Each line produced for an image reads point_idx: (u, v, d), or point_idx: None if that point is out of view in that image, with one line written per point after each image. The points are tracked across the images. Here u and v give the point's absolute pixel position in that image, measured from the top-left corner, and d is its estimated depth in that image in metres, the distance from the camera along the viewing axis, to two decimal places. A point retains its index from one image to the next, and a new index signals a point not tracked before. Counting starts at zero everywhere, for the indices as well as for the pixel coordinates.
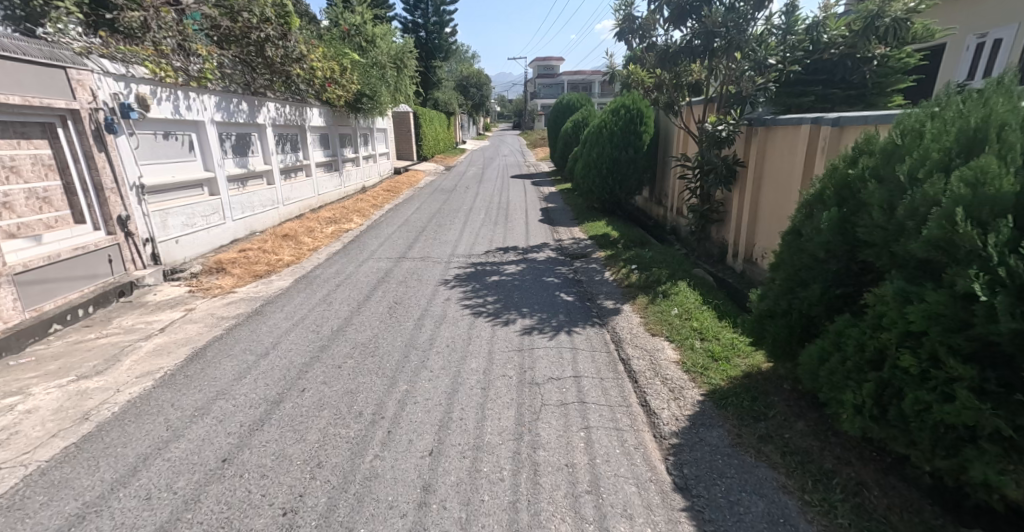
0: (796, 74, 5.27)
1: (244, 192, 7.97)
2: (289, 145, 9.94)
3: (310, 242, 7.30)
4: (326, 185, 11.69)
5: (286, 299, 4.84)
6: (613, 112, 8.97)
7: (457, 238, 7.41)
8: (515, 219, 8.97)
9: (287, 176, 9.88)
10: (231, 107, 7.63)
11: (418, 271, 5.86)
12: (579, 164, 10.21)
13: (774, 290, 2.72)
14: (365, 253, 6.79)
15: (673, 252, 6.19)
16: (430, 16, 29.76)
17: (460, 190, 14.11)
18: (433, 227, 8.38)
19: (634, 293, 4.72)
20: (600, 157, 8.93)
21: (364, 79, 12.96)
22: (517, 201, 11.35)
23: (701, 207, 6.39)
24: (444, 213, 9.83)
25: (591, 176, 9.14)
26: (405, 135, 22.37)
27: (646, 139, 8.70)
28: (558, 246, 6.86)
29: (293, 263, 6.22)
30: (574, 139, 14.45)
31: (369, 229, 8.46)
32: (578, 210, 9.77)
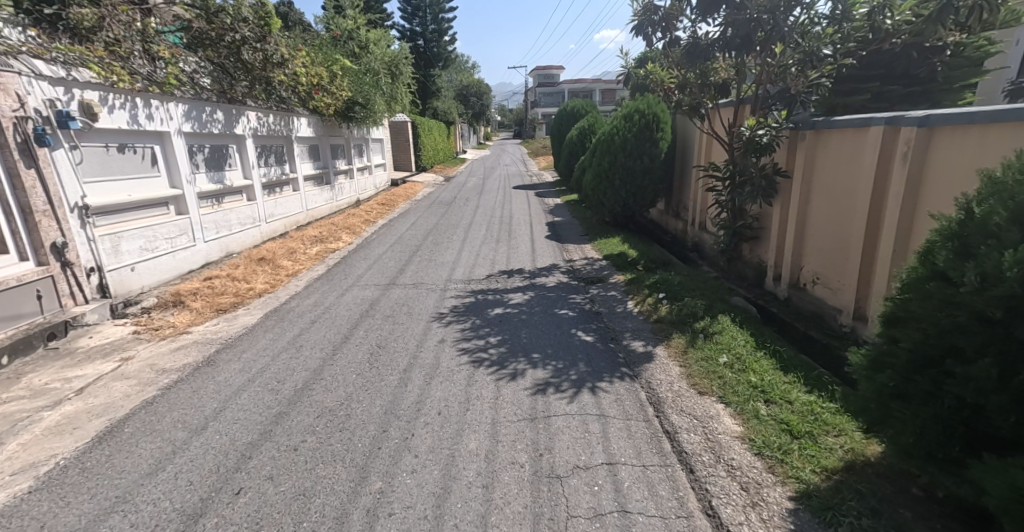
0: (850, 69, 4.53)
1: (217, 210, 7.19)
2: (273, 157, 9.20)
3: (290, 266, 6.50)
4: (314, 200, 10.92)
5: (248, 342, 4.04)
6: (625, 117, 8.20)
7: (454, 260, 6.63)
8: (518, 236, 8.18)
9: (270, 190, 9.13)
10: (204, 117, 6.88)
11: (409, 302, 5.07)
12: (588, 174, 9.44)
13: (906, 360, 2.02)
14: (352, 279, 6.00)
15: (703, 276, 5.39)
16: (428, 24, 29.14)
17: (459, 202, 13.34)
18: (428, 246, 7.60)
19: (666, 333, 3.92)
20: (611, 166, 8.17)
21: (356, 86, 12.22)
22: (521, 215, 10.58)
23: (734, 224, 5.60)
24: (442, 230, 9.06)
25: (603, 188, 8.38)
26: (402, 145, 21.65)
27: (663, 146, 7.94)
28: (569, 269, 6.06)
29: (266, 293, 5.42)
30: (581, 148, 13.69)
31: (359, 249, 7.69)
32: (587, 225, 9.00)
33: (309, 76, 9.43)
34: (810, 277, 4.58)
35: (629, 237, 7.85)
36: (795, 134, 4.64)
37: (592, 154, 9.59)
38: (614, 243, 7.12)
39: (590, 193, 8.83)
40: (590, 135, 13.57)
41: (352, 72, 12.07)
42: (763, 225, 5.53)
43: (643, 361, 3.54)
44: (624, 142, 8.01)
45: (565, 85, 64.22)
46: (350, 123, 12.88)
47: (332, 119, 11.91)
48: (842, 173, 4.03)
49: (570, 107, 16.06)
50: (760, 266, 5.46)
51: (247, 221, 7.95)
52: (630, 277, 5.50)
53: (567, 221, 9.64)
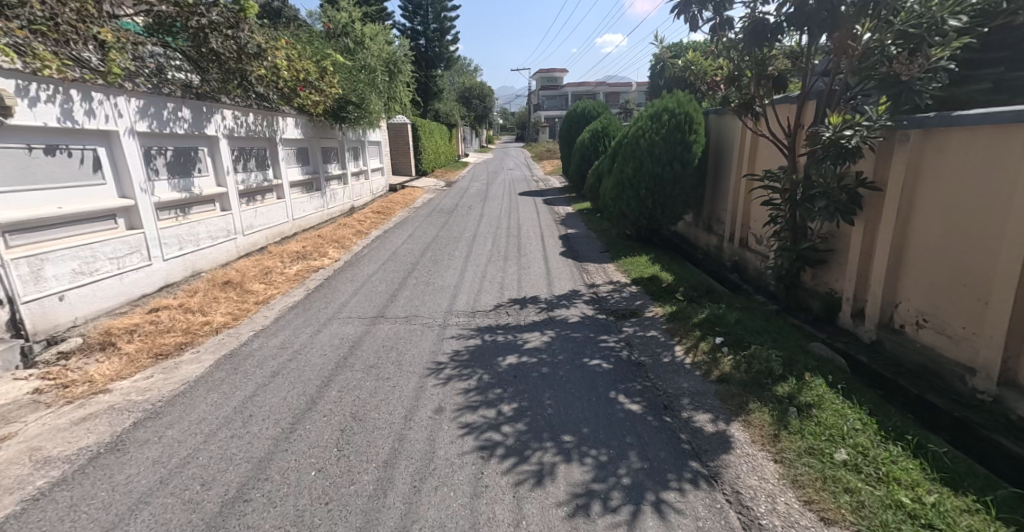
0: (965, 51, 3.59)
1: (182, 223, 6.22)
2: (253, 161, 8.31)
3: (259, 289, 5.53)
4: (300, 208, 9.99)
5: (183, 407, 3.03)
6: (651, 118, 7.28)
7: (454, 285, 5.65)
8: (528, 253, 7.21)
9: (249, 199, 8.21)
10: (165, 114, 5.96)
11: (400, 343, 4.09)
12: (605, 182, 8.50)
13: None
14: (332, 309, 5.04)
15: (763, 311, 4.40)
16: (429, 23, 28.22)
17: (461, 210, 12.39)
18: (426, 264, 6.65)
19: (740, 402, 2.91)
20: (636, 173, 7.22)
21: (349, 84, 11.28)
22: (528, 226, 9.62)
23: (797, 246, 4.61)
24: (441, 243, 8.10)
25: (625, 198, 7.43)
26: (401, 149, 20.71)
27: (697, 149, 7.00)
28: (594, 298, 5.08)
29: (224, 329, 4.42)
30: (593, 153, 12.79)
31: (345, 268, 6.74)
32: (603, 241, 8.02)
33: (293, 72, 8.50)
34: (911, 317, 3.57)
35: (657, 254, 6.87)
36: (890, 137, 3.68)
37: (609, 161, 8.66)
38: (642, 265, 6.13)
39: (609, 204, 7.88)
40: (604, 140, 12.69)
41: (345, 68, 11.14)
42: (831, 246, 4.54)
43: (719, 450, 2.53)
44: (652, 144, 7.06)
45: (568, 88, 63.35)
46: (343, 124, 11.95)
47: (322, 120, 11.05)
48: (978, 183, 3.08)
49: (580, 109, 15.16)
50: (831, 297, 4.47)
51: (219, 233, 7.00)
52: (671, 314, 4.50)
53: (581, 235, 8.66)
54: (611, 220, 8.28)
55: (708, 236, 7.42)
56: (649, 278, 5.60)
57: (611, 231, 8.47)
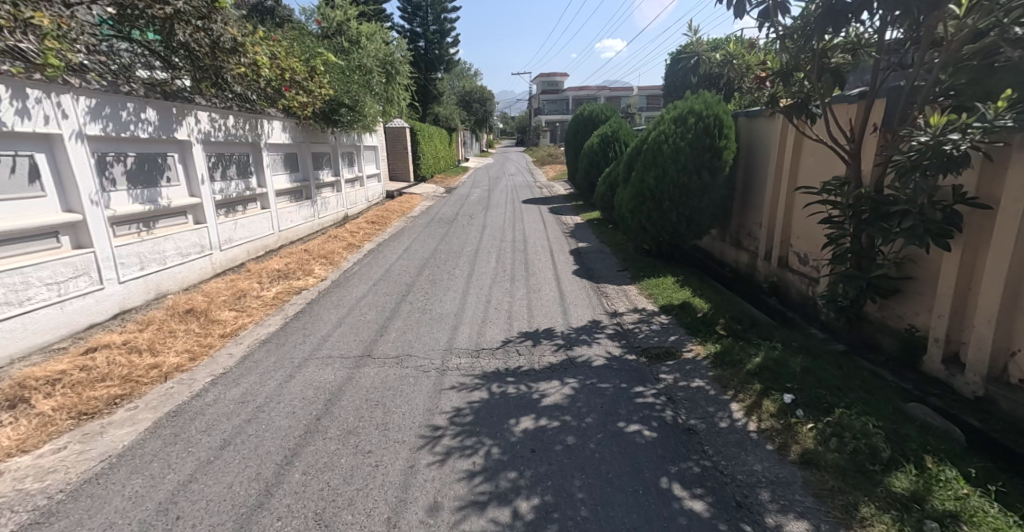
0: None
1: (144, 239, 5.48)
2: (231, 168, 7.63)
3: (227, 318, 4.76)
4: (286, 219, 9.31)
5: (92, 502, 2.29)
6: (674, 121, 6.64)
7: (455, 314, 4.93)
8: (536, 272, 6.50)
9: (228, 210, 7.53)
10: (125, 115, 5.26)
11: (391, 393, 3.36)
12: (619, 193, 7.79)
13: None
14: (312, 343, 4.31)
15: (830, 352, 3.64)
16: (429, 25, 27.57)
17: (461, 220, 11.71)
18: (422, 286, 5.96)
19: (846, 502, 2.15)
20: (658, 182, 6.50)
21: (342, 85, 10.58)
22: (534, 238, 8.91)
23: (867, 273, 3.86)
24: (438, 260, 7.40)
25: (645, 209, 6.71)
26: (399, 153, 20.02)
27: (727, 155, 6.26)
28: (618, 333, 4.36)
29: (175, 373, 3.62)
30: (603, 159, 12.11)
31: (330, 292, 6.01)
32: (619, 258, 7.29)
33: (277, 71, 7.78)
34: None
35: (683, 274, 6.14)
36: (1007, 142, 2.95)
37: (623, 169, 7.97)
38: (669, 288, 5.38)
39: (626, 216, 7.16)
40: (613, 145, 12.02)
41: (338, 68, 10.46)
42: (908, 273, 3.79)
43: None
44: (677, 150, 6.35)
45: (569, 92, 62.90)
46: (336, 128, 11.27)
47: (311, 123, 10.45)
48: None
49: (587, 112, 14.48)
50: (911, 335, 3.70)
51: (191, 249, 6.28)
52: (717, 355, 3.75)
53: (593, 250, 7.96)
54: (626, 234, 7.55)
55: (737, 253, 6.68)
56: (681, 306, 4.85)
57: (626, 246, 7.75)
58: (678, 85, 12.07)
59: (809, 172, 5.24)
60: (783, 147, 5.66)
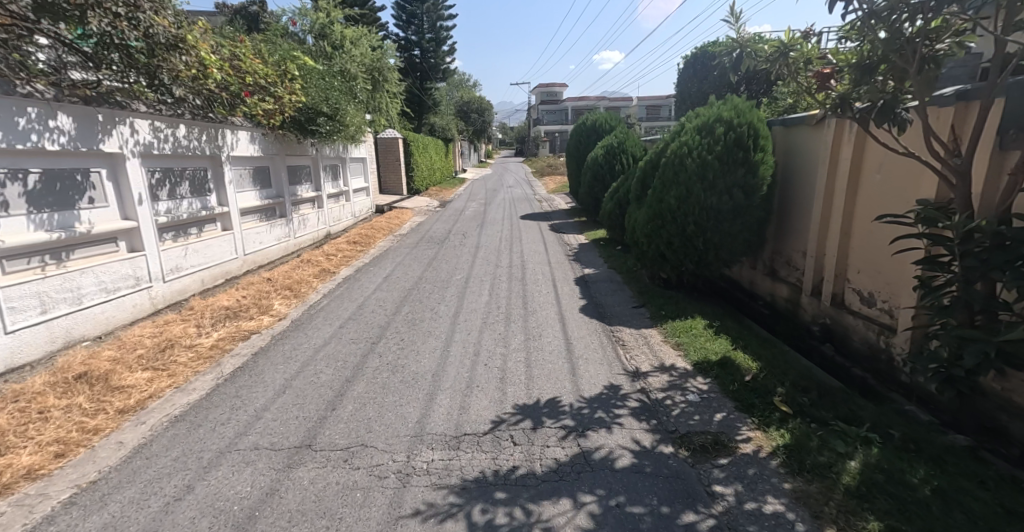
0: None
1: (50, 276, 4.54)
2: (179, 186, 6.64)
3: (135, 383, 3.67)
4: (254, 241, 8.33)
5: None
6: (698, 131, 5.69)
7: (434, 375, 3.91)
8: (536, 312, 5.48)
9: (176, 235, 6.57)
10: (24, 122, 4.39)
11: (325, 526, 2.34)
12: (632, 214, 6.80)
13: None
14: (241, 422, 3.27)
15: (951, 450, 2.60)
16: (426, 32, 26.71)
17: (452, 239, 10.69)
18: (398, 331, 4.95)
19: None
20: (679, 202, 5.50)
21: (321, 91, 9.63)
22: (532, 263, 7.91)
23: (992, 334, 2.81)
24: (421, 292, 6.39)
25: (665, 233, 5.71)
26: (392, 165, 19.04)
27: (764, 170, 5.24)
28: (644, 409, 3.32)
29: (16, 489, 2.55)
30: (609, 171, 11.18)
31: (285, 337, 4.97)
32: (631, 289, 6.27)
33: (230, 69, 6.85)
34: None
35: (713, 313, 5.11)
36: None
37: (636, 186, 6.99)
38: (701, 337, 4.35)
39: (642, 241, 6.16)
40: (620, 157, 11.11)
41: (311, 70, 9.52)
42: None
43: None
44: (703, 164, 5.35)
45: (570, 102, 62.59)
46: (315, 139, 10.29)
47: (285, 133, 9.51)
48: None
49: (590, 121, 13.60)
50: None
51: (119, 282, 5.31)
52: (787, 447, 2.71)
53: (601, 278, 6.95)
54: (641, 261, 6.54)
55: (773, 286, 5.64)
56: (721, 365, 3.81)
57: (640, 276, 6.72)
58: (693, 90, 11.19)
59: (877, 191, 4.19)
60: (839, 161, 4.62)
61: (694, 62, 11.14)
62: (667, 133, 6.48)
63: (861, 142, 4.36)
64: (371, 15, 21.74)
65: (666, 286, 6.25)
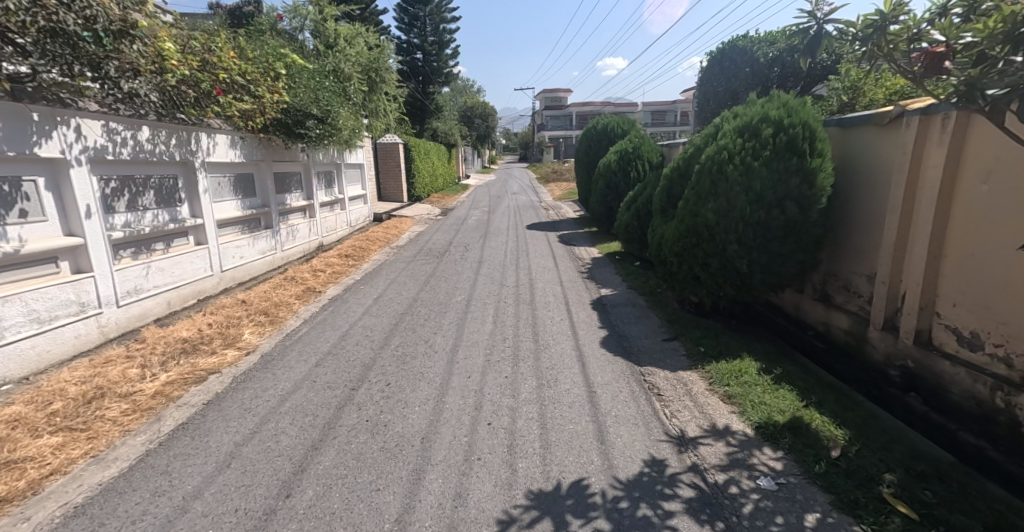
0: None
1: None
2: (138, 195, 5.86)
3: (32, 455, 2.85)
4: (230, 256, 7.58)
5: None
6: (740, 134, 4.89)
7: (424, 442, 3.09)
8: (548, 347, 4.66)
9: (136, 253, 5.79)
10: None
11: None
12: (657, 229, 5.97)
13: None
14: (161, 516, 2.46)
15: None
16: (428, 35, 25.93)
17: (453, 252, 9.90)
18: (383, 374, 4.15)
19: None
20: (719, 217, 4.68)
21: (311, 92, 8.86)
22: (540, 282, 7.10)
23: None
24: (415, 319, 5.58)
25: (702, 253, 4.89)
26: (392, 172, 18.25)
27: (823, 180, 4.37)
28: (701, 501, 2.50)
29: None
30: (623, 179, 10.39)
31: (250, 379, 4.14)
32: (658, 316, 5.44)
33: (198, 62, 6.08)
34: None
35: (763, 350, 4.26)
36: None
37: (662, 197, 6.18)
38: (759, 387, 3.50)
39: (673, 260, 5.34)
40: (636, 163, 10.37)
41: (299, 69, 8.77)
42: None
43: None
44: (749, 172, 4.54)
45: (574, 108, 61.97)
46: (304, 144, 9.50)
47: (270, 137, 8.74)
48: None
49: (602, 124, 12.83)
50: None
51: (55, 310, 4.52)
52: None
53: (620, 302, 6.13)
54: (670, 283, 5.71)
55: (828, 315, 4.78)
56: (793, 430, 2.97)
57: (667, 300, 5.89)
58: (720, 93, 10.38)
59: (985, 205, 3.33)
60: (923, 167, 3.76)
61: (720, 59, 10.30)
62: (702, 137, 5.73)
63: (958, 144, 3.50)
64: (371, 16, 20.97)
65: (698, 314, 5.41)
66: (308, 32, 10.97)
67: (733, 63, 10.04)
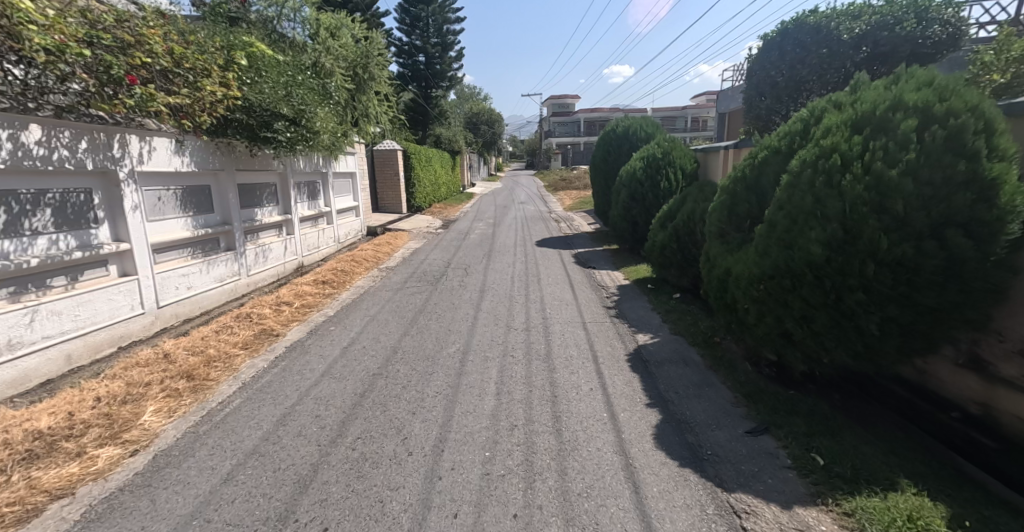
0: None
1: None
2: (25, 216, 4.54)
3: None
4: (172, 288, 6.15)
5: None
6: (857, 130, 3.36)
7: None
8: (579, 447, 3.17)
9: (15, 293, 4.42)
10: None
11: None
12: (719, 262, 4.47)
13: None
14: None
15: None
16: (430, 37, 24.60)
17: (451, 276, 8.45)
18: (323, 504, 2.69)
19: None
20: (831, 251, 3.15)
21: (281, 87, 7.45)
22: (557, 324, 5.61)
23: None
24: (388, 390, 4.11)
25: (799, 303, 3.36)
26: (389, 181, 16.86)
27: (1009, 197, 2.80)
28: None
29: None
30: (651, 189, 8.94)
31: (106, 516, 2.62)
32: (726, 384, 3.93)
33: (104, 37, 4.54)
34: None
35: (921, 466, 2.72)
36: None
37: (722, 218, 4.68)
38: None
39: (749, 308, 3.82)
40: (665, 171, 8.89)
41: (266, 60, 7.36)
42: None
43: None
44: (881, 185, 3.01)
45: (582, 115, 60.71)
46: (274, 151, 8.07)
47: (230, 141, 7.33)
48: None
49: (622, 127, 11.35)
50: None
51: None
52: None
53: (666, 359, 4.61)
54: (740, 336, 4.18)
55: (990, 394, 3.20)
56: None
57: (732, 358, 4.37)
58: (779, 82, 9.06)
59: None
60: None
61: (780, 41, 9.03)
62: (788, 138, 4.22)
63: None
64: (371, 17, 19.73)
65: (784, 382, 3.88)
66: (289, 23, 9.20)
67: (802, 46, 8.72)
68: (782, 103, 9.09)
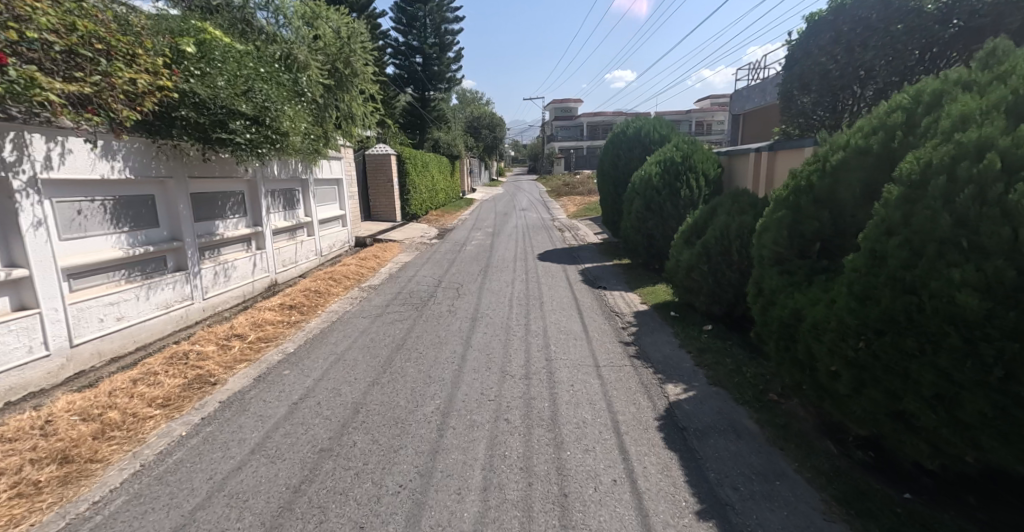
0: None
1: None
2: None
3: None
4: (94, 320, 5.06)
5: None
6: (1021, 119, 2.31)
7: None
8: None
9: None
10: None
11: None
12: (782, 299, 3.34)
13: None
14: None
15: None
16: (428, 37, 23.58)
17: (442, 299, 7.35)
18: None
19: None
20: (994, 303, 2.03)
21: (237, 80, 6.38)
22: (564, 370, 4.49)
23: None
24: (335, 480, 2.99)
25: (931, 375, 2.23)
26: (382, 188, 15.80)
27: None
28: None
29: None
30: (670, 198, 7.82)
31: None
32: (805, 477, 2.78)
33: None
34: None
35: None
36: None
37: (783, 238, 3.57)
38: None
39: (838, 372, 2.69)
40: (685, 177, 7.78)
41: (219, 49, 6.28)
42: None
43: None
44: None
45: (585, 119, 59.71)
46: (235, 155, 6.96)
47: (176, 143, 6.18)
48: None
49: (634, 128, 10.24)
50: None
51: None
52: None
53: (711, 427, 3.48)
54: (817, 402, 3.05)
55: None
56: None
57: (802, 429, 3.22)
58: (832, 70, 7.30)
59: None
60: None
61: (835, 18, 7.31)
62: (886, 132, 3.15)
63: None
64: (365, 16, 18.78)
65: (888, 479, 2.73)
66: (260, 12, 8.19)
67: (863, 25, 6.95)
68: (831, 94, 7.41)
